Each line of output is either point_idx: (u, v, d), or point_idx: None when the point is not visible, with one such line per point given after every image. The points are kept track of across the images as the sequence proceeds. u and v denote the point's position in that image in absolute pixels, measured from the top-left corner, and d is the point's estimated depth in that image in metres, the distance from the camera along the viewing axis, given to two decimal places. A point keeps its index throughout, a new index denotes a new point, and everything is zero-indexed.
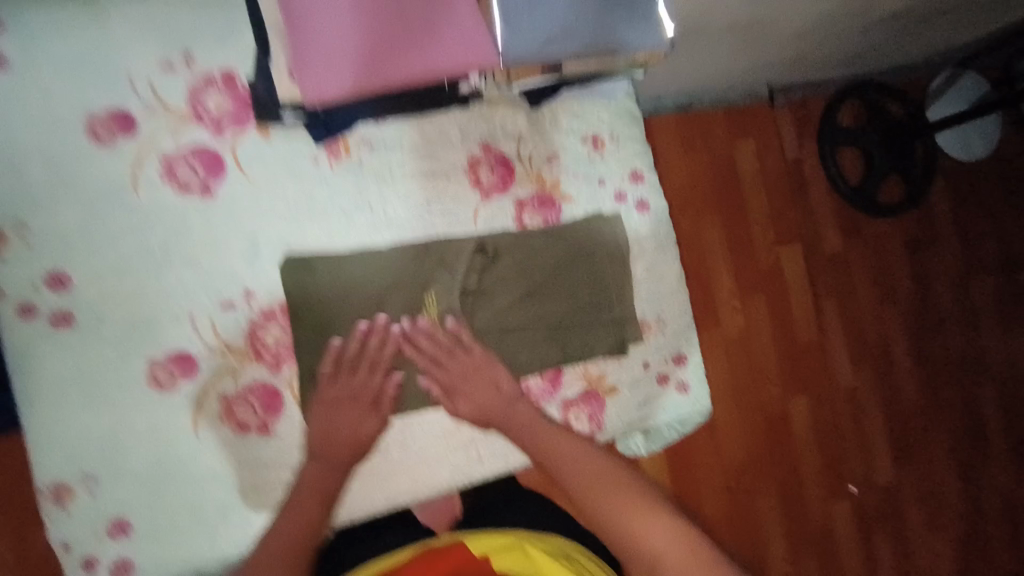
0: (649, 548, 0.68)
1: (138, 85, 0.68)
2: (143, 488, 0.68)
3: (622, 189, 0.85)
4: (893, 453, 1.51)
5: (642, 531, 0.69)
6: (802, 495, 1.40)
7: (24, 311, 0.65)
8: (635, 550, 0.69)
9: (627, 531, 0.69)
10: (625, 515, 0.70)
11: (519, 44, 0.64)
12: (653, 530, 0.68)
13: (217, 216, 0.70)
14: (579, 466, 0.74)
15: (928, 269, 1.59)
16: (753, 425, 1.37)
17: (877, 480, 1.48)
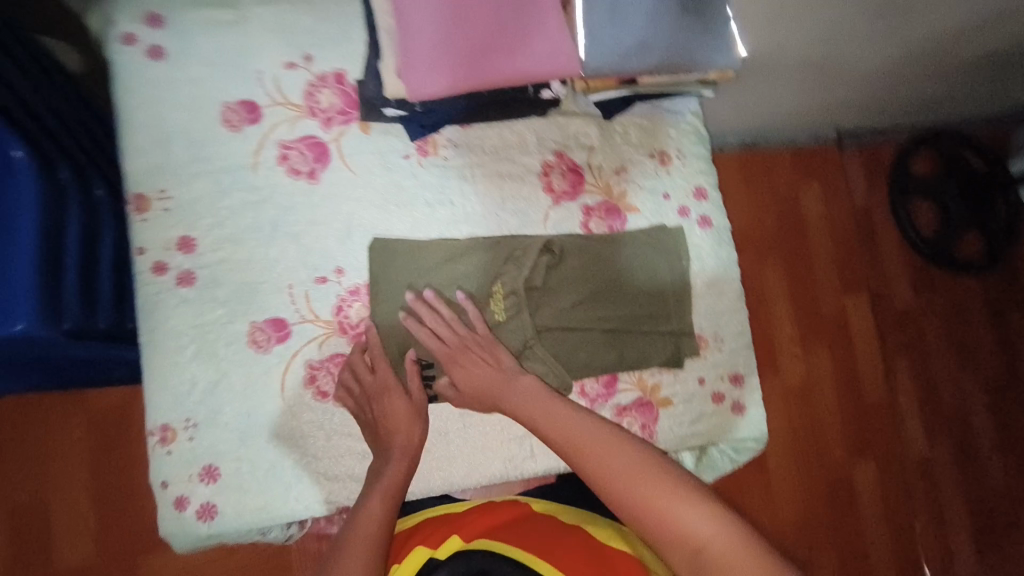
0: (683, 538, 0.53)
1: (266, 81, 0.79)
2: (234, 439, 0.74)
3: (686, 204, 0.89)
4: (971, 530, 1.51)
5: (671, 515, 0.54)
6: (866, 560, 1.43)
7: (155, 268, 0.74)
8: (662, 540, 0.54)
9: (652, 514, 0.55)
10: (646, 497, 0.56)
11: (599, 56, 0.73)
12: (686, 515, 0.54)
13: (319, 197, 0.79)
14: (592, 445, 0.61)
15: (1008, 340, 1.63)
16: (814, 478, 1.43)
17: (953, 564, 1.48)
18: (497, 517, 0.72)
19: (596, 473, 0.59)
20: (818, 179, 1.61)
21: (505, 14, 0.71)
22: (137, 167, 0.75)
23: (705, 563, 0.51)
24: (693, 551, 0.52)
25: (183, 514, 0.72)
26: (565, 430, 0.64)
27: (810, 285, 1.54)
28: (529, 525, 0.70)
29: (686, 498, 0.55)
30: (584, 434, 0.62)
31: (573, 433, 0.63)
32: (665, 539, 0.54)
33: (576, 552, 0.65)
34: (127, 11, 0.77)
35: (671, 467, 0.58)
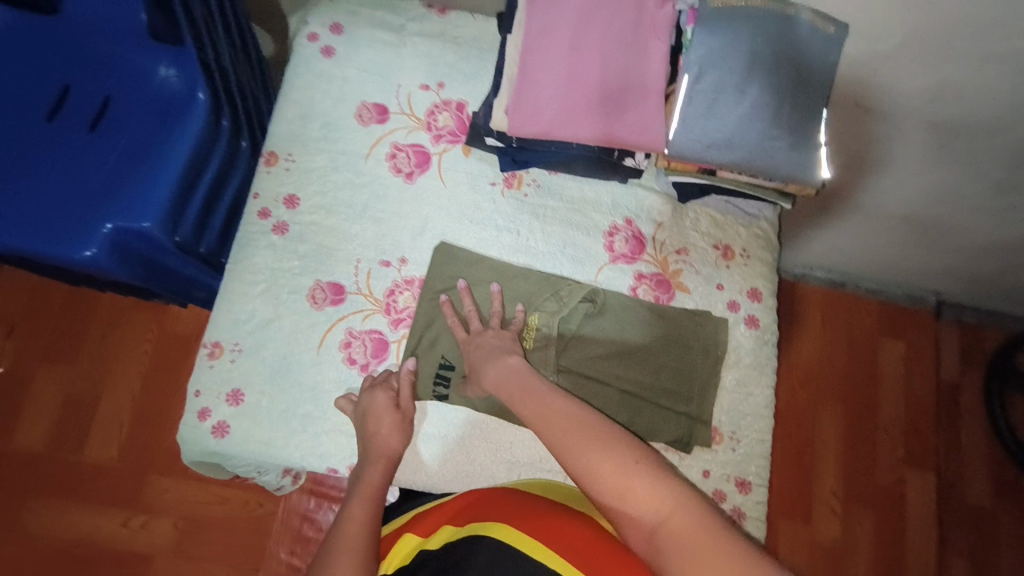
0: (642, 517, 0.56)
1: (401, 93, 0.94)
2: (264, 374, 0.82)
3: (737, 299, 0.90)
4: None
5: (631, 495, 0.57)
6: None
7: (260, 213, 0.87)
8: (624, 520, 0.57)
9: (616, 493, 0.58)
10: (612, 476, 0.59)
11: (686, 141, 0.77)
12: (644, 495, 0.56)
13: (409, 196, 0.90)
14: (563, 429, 0.64)
15: None
16: None
17: None
18: (472, 496, 0.73)
19: (567, 456, 0.62)
20: (906, 337, 1.60)
21: (613, 84, 0.79)
22: (280, 132, 0.91)
23: (660, 541, 0.54)
24: (650, 529, 0.55)
25: (200, 424, 0.80)
26: (543, 417, 0.67)
27: (869, 442, 1.52)
28: (502, 497, 0.70)
29: (648, 478, 0.57)
30: (558, 419, 0.65)
31: (551, 415, 0.66)
32: (627, 519, 0.57)
33: (551, 517, 0.65)
34: (319, 17, 0.96)
35: (637, 453, 0.60)
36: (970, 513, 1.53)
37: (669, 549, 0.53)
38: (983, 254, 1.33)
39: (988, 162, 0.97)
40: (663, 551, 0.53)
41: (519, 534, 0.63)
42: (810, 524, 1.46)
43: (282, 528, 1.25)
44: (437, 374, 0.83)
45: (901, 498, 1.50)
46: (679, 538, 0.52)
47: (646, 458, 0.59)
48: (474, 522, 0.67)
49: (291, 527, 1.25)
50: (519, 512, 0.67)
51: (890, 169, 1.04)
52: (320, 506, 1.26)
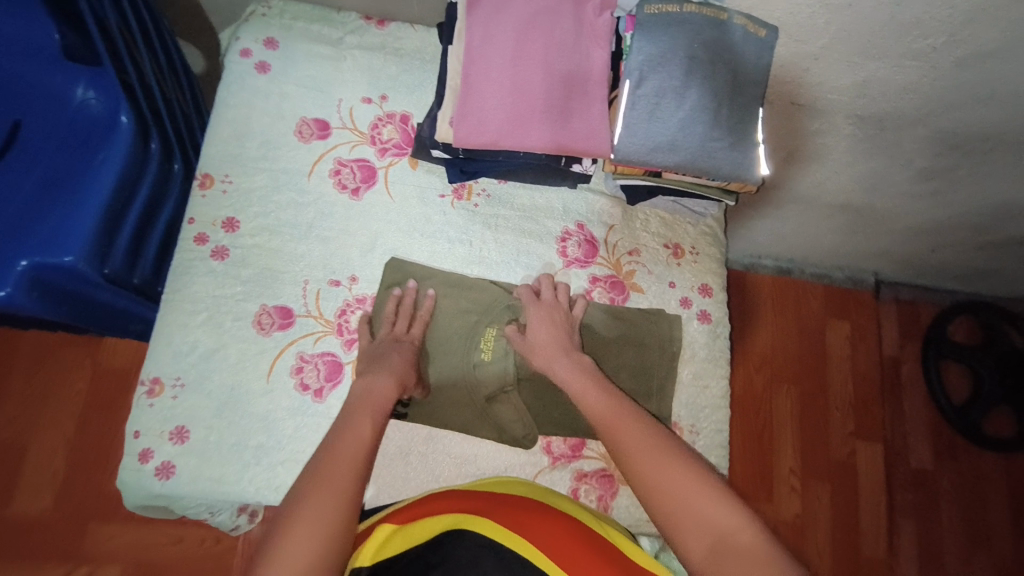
0: (709, 527, 0.57)
1: (342, 108, 0.91)
2: (211, 408, 0.78)
3: (689, 296, 0.92)
4: None
5: (704, 506, 0.58)
6: None
7: (197, 238, 0.83)
8: (689, 527, 0.58)
9: (685, 504, 0.59)
10: (683, 485, 0.60)
11: (631, 144, 0.78)
12: (715, 509, 0.58)
13: (356, 212, 0.88)
14: (639, 438, 0.66)
15: None
16: None
17: None
18: (455, 493, 0.68)
19: (636, 461, 0.64)
20: (850, 318, 1.68)
21: (556, 91, 0.79)
22: (213, 152, 0.86)
23: (727, 550, 0.54)
24: (717, 539, 0.56)
25: (142, 467, 0.75)
26: (617, 422, 0.68)
27: (822, 417, 1.60)
28: (493, 499, 0.67)
29: (721, 496, 0.59)
30: (631, 429, 0.67)
31: (615, 422, 0.68)
32: (690, 528, 0.57)
33: (545, 524, 0.63)
34: (251, 31, 0.91)
35: (710, 474, 0.62)
36: (917, 477, 1.63)
37: (735, 560, 0.53)
38: (912, 236, 1.41)
39: (911, 151, 1.04)
40: (730, 560, 0.54)
41: (515, 539, 0.60)
42: (773, 503, 1.51)
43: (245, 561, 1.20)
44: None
45: (854, 468, 1.58)
46: (747, 554, 0.54)
47: (720, 480, 0.61)
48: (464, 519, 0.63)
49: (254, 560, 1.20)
50: (510, 515, 0.63)
51: (824, 161, 1.10)
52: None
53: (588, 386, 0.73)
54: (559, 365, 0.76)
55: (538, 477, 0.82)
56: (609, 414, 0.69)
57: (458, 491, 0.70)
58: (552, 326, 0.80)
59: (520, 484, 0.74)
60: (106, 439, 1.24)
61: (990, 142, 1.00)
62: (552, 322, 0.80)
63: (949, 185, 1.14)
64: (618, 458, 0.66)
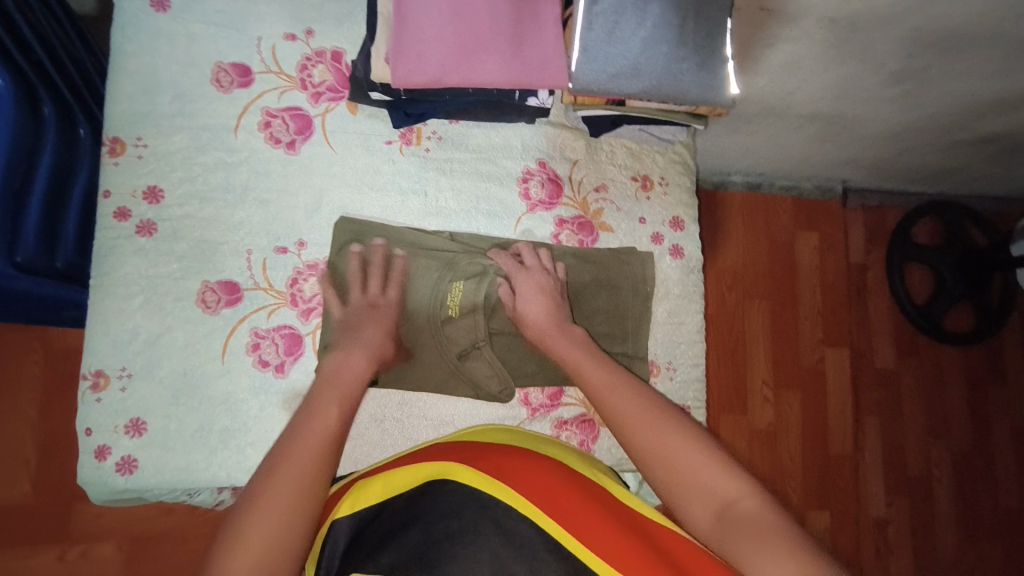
0: (713, 494, 0.55)
1: (263, 47, 0.79)
2: (166, 396, 0.73)
3: (661, 231, 0.88)
4: None
5: (706, 473, 0.56)
6: None
7: (117, 214, 0.74)
8: (693, 497, 0.55)
9: (686, 473, 0.56)
10: (687, 455, 0.57)
11: (591, 72, 0.70)
12: (719, 476, 0.55)
13: (295, 169, 0.79)
14: (636, 407, 0.63)
15: (979, 412, 1.77)
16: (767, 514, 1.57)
17: None
18: (434, 445, 0.64)
19: (633, 432, 0.61)
20: (819, 230, 1.68)
21: (502, 16, 0.70)
22: (119, 110, 0.75)
23: (732, 518, 0.53)
24: (723, 506, 0.54)
25: (102, 464, 0.71)
26: (612, 390, 0.66)
27: (793, 329, 1.63)
28: (479, 447, 0.62)
29: (724, 462, 0.57)
30: (626, 399, 0.64)
31: (609, 393, 0.66)
32: (694, 496, 0.55)
33: (527, 466, 0.59)
34: None
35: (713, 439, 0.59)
36: (880, 376, 1.72)
37: (743, 526, 0.51)
38: (881, 142, 1.38)
39: (885, 53, 0.98)
40: (734, 527, 0.52)
41: (495, 483, 0.55)
42: (748, 414, 1.58)
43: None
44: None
45: (824, 375, 1.65)
46: (754, 519, 0.51)
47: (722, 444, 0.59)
48: (441, 465, 0.58)
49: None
50: (490, 460, 0.59)
51: (796, 69, 1.03)
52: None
53: (584, 358, 0.71)
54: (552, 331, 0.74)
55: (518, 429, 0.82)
56: (604, 384, 0.67)
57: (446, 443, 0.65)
58: (542, 296, 0.76)
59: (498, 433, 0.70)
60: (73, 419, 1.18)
61: (965, 38, 0.95)
62: (536, 288, 0.76)
63: (921, 87, 1.10)
64: (616, 428, 0.63)
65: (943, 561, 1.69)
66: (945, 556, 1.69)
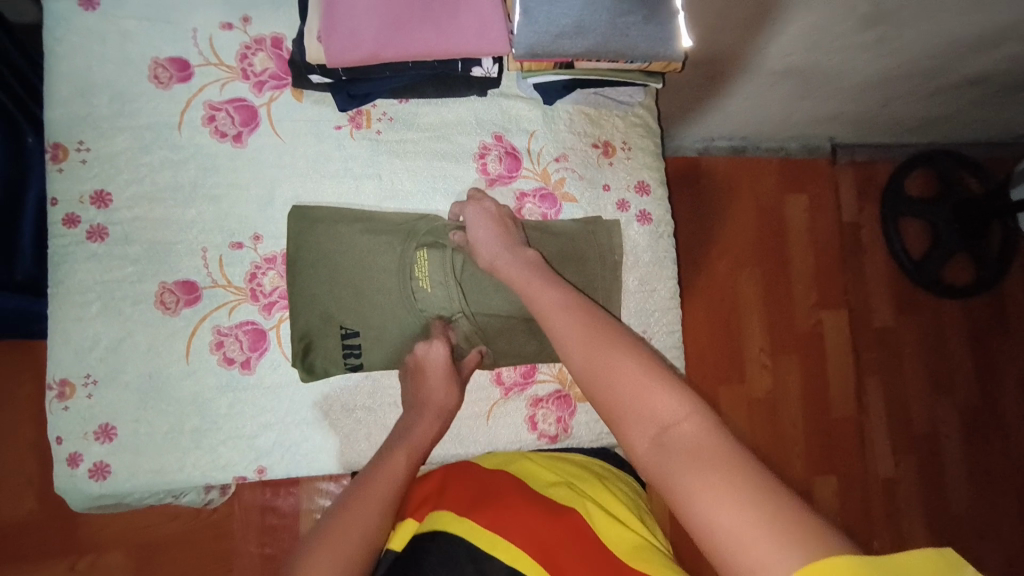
0: (654, 417, 0.51)
1: (199, 40, 0.77)
2: (132, 400, 0.73)
3: (626, 197, 0.86)
4: None
5: (648, 397, 0.52)
6: None
7: (66, 221, 0.73)
8: (633, 420, 0.52)
9: (630, 397, 0.53)
10: (630, 379, 0.53)
11: (532, 33, 0.68)
12: (661, 397, 0.51)
13: (243, 162, 0.78)
14: (581, 336, 0.59)
15: (987, 364, 1.73)
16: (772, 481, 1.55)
17: None
18: (466, 486, 0.68)
19: (580, 360, 0.58)
20: (807, 189, 1.66)
21: None
22: (59, 116, 0.74)
23: (670, 441, 0.49)
24: (660, 429, 0.50)
25: (74, 471, 0.71)
26: (558, 317, 0.63)
27: (786, 292, 1.61)
28: (507, 493, 0.66)
29: (666, 384, 0.53)
30: (572, 326, 0.61)
31: (558, 320, 0.62)
32: (633, 420, 0.52)
33: (524, 510, 0.64)
34: None
35: (660, 363, 0.55)
36: (880, 333, 1.69)
37: (679, 449, 0.48)
38: (863, 93, 1.34)
39: None
40: (672, 450, 0.48)
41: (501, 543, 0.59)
42: (745, 382, 1.56)
43: (245, 524, 1.13)
44: (345, 346, 0.77)
45: (821, 335, 1.62)
46: (695, 444, 0.48)
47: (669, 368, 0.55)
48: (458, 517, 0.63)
49: (253, 521, 1.13)
50: (499, 513, 0.63)
51: (762, 22, 1.00)
52: (278, 493, 1.14)
53: (538, 285, 0.68)
54: (504, 260, 0.72)
55: (492, 410, 0.81)
56: (549, 309, 0.64)
57: (482, 476, 0.70)
58: (492, 220, 0.75)
59: (509, 463, 0.73)
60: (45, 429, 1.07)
61: None
62: (482, 221, 0.75)
63: (896, 29, 1.05)
64: (564, 359, 0.60)
65: (955, 518, 1.67)
66: (957, 511, 1.67)
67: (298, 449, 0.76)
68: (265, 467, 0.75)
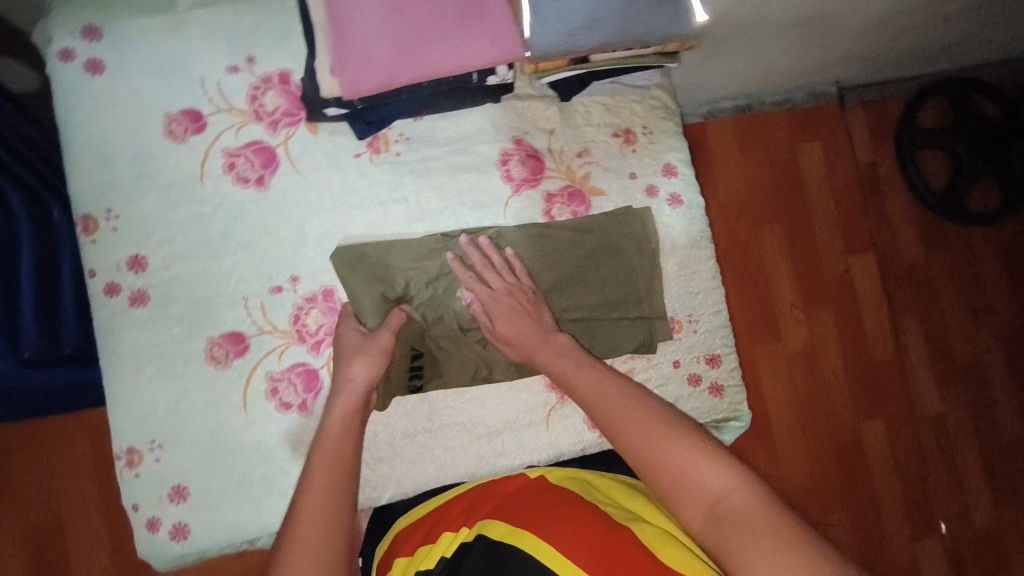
0: (704, 491, 0.57)
1: (208, 86, 0.77)
2: (200, 457, 0.73)
3: (654, 182, 0.84)
4: (990, 487, 1.63)
5: (695, 471, 0.58)
6: (878, 512, 1.56)
7: (108, 289, 0.73)
8: (684, 497, 0.58)
9: (677, 476, 0.58)
10: (676, 457, 0.59)
11: (546, 34, 0.66)
12: (708, 472, 0.57)
13: (269, 204, 0.77)
14: (630, 415, 0.62)
15: None
16: (822, 445, 1.55)
17: (972, 520, 1.60)
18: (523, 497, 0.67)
19: (628, 440, 0.61)
20: (819, 136, 1.62)
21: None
22: (83, 187, 0.73)
23: (722, 517, 0.55)
24: (712, 503, 0.56)
25: (156, 535, 0.72)
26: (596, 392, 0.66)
27: (810, 243, 1.59)
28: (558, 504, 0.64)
29: (712, 456, 0.58)
30: (620, 406, 0.63)
31: (601, 394, 0.65)
32: (685, 497, 0.58)
33: (562, 512, 0.62)
34: (61, 24, 0.73)
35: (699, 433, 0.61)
36: (910, 270, 1.66)
37: (732, 523, 0.54)
38: (872, 32, 1.29)
39: None
40: (726, 526, 0.55)
41: (542, 544, 0.57)
42: (781, 339, 1.56)
43: None
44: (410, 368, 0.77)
45: (851, 283, 1.60)
46: (745, 514, 0.54)
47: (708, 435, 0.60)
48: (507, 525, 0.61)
49: None
50: (546, 518, 0.61)
51: None
52: None
53: (577, 371, 0.68)
54: (541, 350, 0.71)
55: (551, 415, 0.80)
56: (592, 389, 0.66)
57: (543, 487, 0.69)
58: (518, 324, 0.73)
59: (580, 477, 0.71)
60: (110, 486, 1.05)
61: None
62: (514, 316, 0.73)
63: None
64: (612, 436, 0.63)
65: (1012, 444, 1.64)
66: (1012, 439, 1.64)
67: (366, 481, 0.77)
68: None
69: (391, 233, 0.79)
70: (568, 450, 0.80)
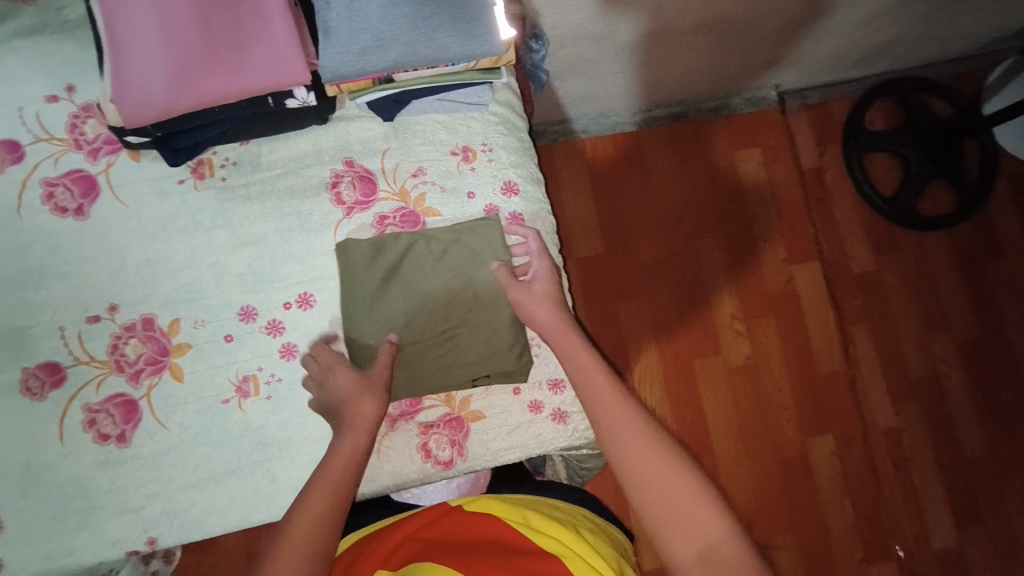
0: (699, 533, 0.56)
1: (27, 117, 0.76)
2: (14, 490, 0.73)
3: (493, 202, 0.81)
4: (951, 510, 1.38)
5: (697, 511, 0.57)
6: (829, 542, 1.34)
7: None
8: (677, 532, 0.56)
9: (675, 511, 0.57)
10: (680, 491, 0.58)
11: (335, 56, 0.65)
12: (709, 515, 0.57)
13: (88, 234, 0.76)
14: (640, 438, 0.62)
15: (989, 293, 1.46)
16: (763, 464, 1.36)
17: (930, 541, 1.36)
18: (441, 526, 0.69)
19: (639, 459, 0.61)
20: (758, 143, 1.48)
21: (222, 22, 0.64)
22: None
23: (714, 559, 0.54)
24: (705, 546, 0.55)
25: None
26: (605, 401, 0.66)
27: (742, 244, 1.44)
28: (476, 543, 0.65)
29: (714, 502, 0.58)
30: (638, 435, 0.62)
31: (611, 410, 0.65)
32: (678, 529, 0.56)
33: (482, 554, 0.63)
34: None
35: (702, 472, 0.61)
36: (859, 281, 1.46)
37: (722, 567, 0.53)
38: (794, 35, 1.18)
39: None
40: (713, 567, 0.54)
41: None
42: (713, 349, 1.39)
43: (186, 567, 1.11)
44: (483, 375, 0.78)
45: (793, 292, 1.43)
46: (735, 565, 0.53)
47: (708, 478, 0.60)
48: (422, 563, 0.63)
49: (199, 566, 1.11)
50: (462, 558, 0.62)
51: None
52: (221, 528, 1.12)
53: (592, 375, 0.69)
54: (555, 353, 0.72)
55: (381, 445, 0.78)
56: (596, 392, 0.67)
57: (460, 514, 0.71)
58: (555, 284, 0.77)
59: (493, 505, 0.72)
60: None
61: None
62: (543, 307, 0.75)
63: None
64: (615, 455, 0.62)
65: (972, 464, 1.40)
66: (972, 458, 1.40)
67: (188, 515, 0.75)
68: (155, 537, 0.75)
69: (216, 258, 0.78)
70: (404, 481, 0.79)
